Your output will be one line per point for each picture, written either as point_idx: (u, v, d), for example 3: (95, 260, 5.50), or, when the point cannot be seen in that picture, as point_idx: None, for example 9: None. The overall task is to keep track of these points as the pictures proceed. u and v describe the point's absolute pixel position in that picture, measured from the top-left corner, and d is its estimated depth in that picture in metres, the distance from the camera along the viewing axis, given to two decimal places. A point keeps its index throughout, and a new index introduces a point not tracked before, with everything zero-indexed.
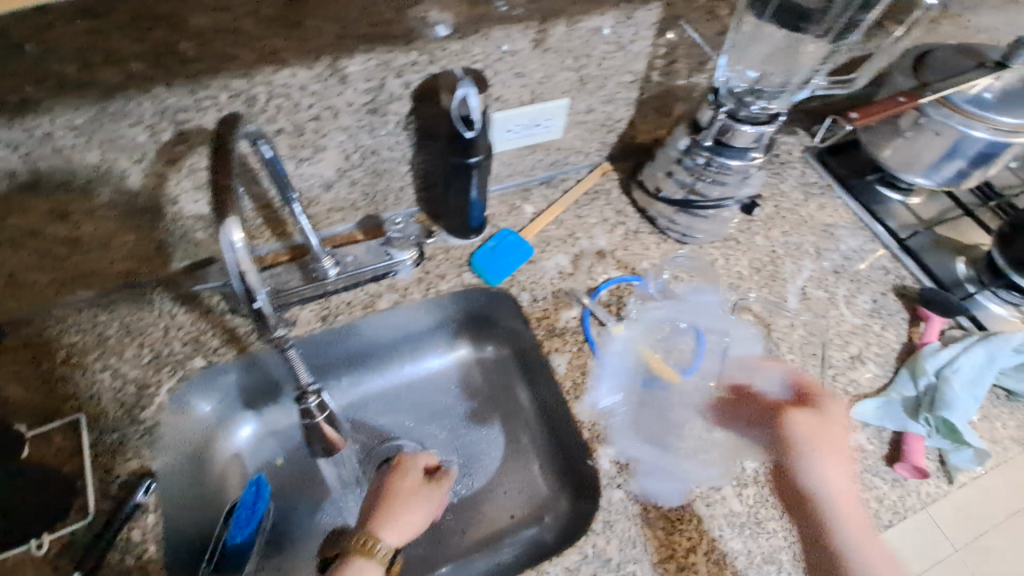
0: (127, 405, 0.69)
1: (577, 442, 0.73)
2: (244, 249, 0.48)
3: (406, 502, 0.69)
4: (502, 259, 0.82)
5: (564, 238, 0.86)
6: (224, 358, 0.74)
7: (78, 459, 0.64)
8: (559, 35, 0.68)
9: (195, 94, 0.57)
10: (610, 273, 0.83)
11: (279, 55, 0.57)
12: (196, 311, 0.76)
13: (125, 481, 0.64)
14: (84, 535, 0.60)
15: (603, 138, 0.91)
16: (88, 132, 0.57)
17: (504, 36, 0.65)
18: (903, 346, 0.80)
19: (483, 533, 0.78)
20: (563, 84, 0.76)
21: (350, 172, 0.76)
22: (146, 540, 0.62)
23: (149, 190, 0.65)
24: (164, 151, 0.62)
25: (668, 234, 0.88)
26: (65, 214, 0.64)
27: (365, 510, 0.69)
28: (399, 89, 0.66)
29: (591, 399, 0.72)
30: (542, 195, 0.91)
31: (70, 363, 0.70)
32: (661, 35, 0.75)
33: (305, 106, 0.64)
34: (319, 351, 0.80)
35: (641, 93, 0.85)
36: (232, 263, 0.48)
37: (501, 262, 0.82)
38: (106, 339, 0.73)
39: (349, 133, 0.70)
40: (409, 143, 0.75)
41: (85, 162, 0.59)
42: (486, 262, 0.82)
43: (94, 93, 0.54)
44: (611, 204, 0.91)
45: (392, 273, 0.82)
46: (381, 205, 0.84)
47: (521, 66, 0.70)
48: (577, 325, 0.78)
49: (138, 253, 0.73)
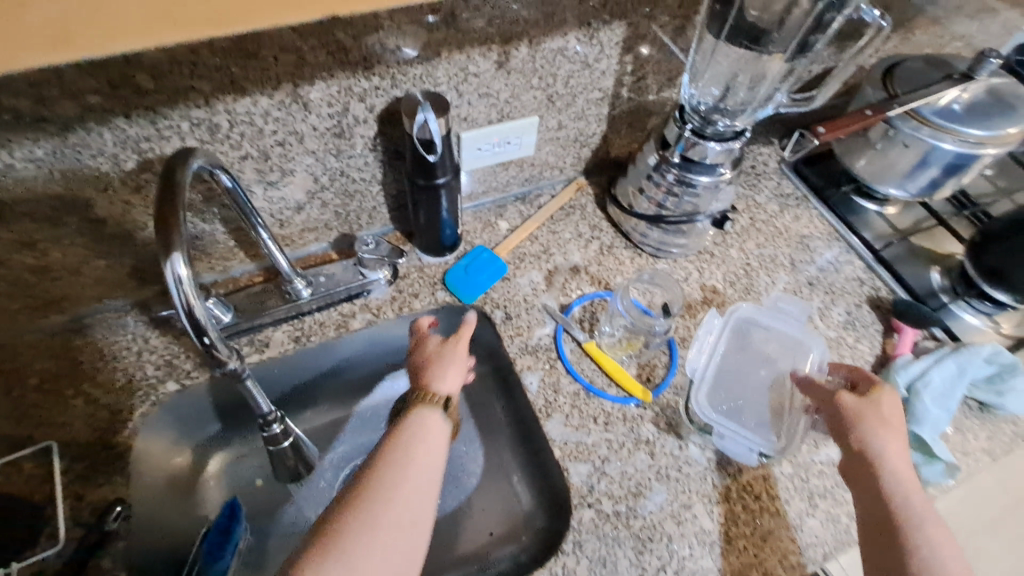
0: (99, 431, 0.69)
1: (549, 460, 0.72)
2: (189, 286, 0.48)
3: (442, 357, 0.66)
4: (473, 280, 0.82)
5: (539, 254, 0.87)
6: (198, 381, 0.74)
7: (49, 486, 0.64)
8: (521, 57, 0.69)
9: (155, 124, 0.58)
10: (583, 289, 0.84)
11: (239, 85, 0.58)
12: (169, 334, 0.76)
13: (95, 508, 0.64)
14: (53, 563, 0.60)
15: (576, 153, 0.91)
16: (49, 164, 0.57)
17: (465, 59, 0.66)
18: (875, 358, 0.80)
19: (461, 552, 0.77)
20: (531, 104, 0.77)
21: (320, 194, 0.76)
22: (114, 567, 0.62)
23: (116, 217, 0.66)
24: (128, 180, 0.62)
25: (643, 248, 0.88)
26: (32, 243, 0.64)
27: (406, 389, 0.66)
28: (362, 113, 0.67)
29: (562, 417, 0.72)
30: (517, 211, 0.92)
31: (44, 389, 0.71)
32: (626, 53, 0.76)
33: (269, 132, 0.65)
34: (289, 372, 0.80)
35: (611, 109, 0.85)
36: (179, 300, 0.49)
37: (472, 283, 0.82)
38: (79, 364, 0.73)
39: (317, 157, 0.71)
40: (378, 164, 0.76)
41: (49, 192, 0.60)
42: (460, 281, 0.82)
43: (53, 127, 0.54)
44: (586, 219, 0.91)
45: (365, 292, 0.82)
46: (355, 224, 0.84)
47: (485, 87, 0.71)
48: (549, 342, 0.78)
49: (109, 278, 0.73)
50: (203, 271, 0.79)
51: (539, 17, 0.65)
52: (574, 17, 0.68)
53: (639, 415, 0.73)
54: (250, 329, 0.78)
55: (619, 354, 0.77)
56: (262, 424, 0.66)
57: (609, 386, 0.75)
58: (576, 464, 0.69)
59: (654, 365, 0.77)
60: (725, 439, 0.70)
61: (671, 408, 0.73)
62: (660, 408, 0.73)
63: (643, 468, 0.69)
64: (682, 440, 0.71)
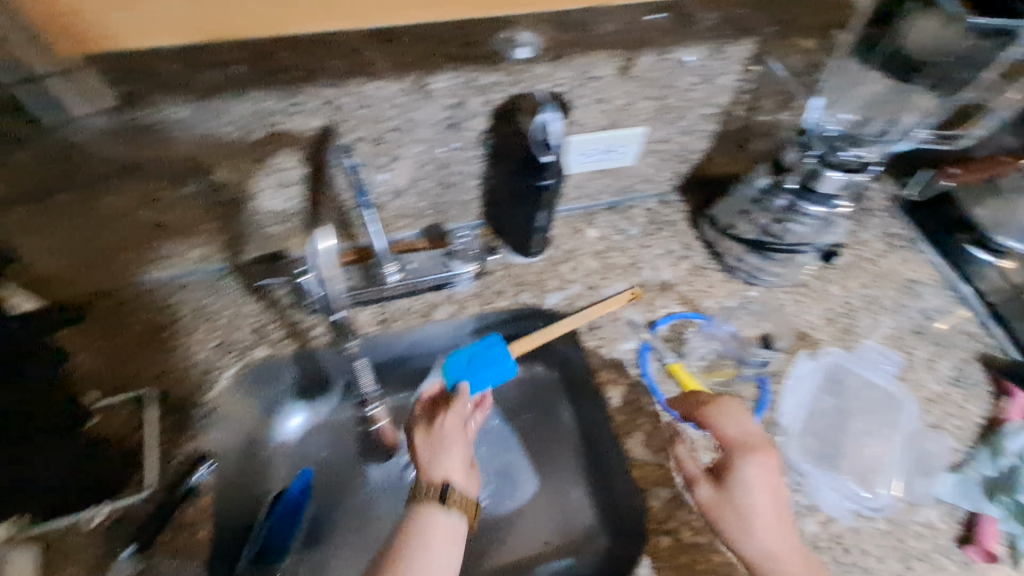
0: (192, 386, 0.72)
1: (623, 478, 0.70)
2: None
3: (442, 441, 0.65)
4: (477, 379, 0.72)
5: (627, 266, 0.85)
6: (286, 352, 0.76)
7: (142, 435, 0.66)
8: (645, 64, 0.67)
9: (288, 100, 0.59)
10: (670, 307, 0.81)
11: (372, 68, 0.59)
12: (263, 302, 0.79)
13: (182, 463, 0.66)
14: (140, 509, 0.62)
15: (676, 168, 0.89)
16: (185, 129, 0.59)
17: (588, 62, 0.64)
18: (985, 420, 0.74)
19: (513, 558, 0.76)
20: (642, 113, 0.75)
21: (420, 182, 0.77)
22: (196, 522, 0.64)
23: (232, 186, 0.68)
24: (250, 153, 0.64)
25: (736, 273, 0.84)
26: (154, 200, 0.66)
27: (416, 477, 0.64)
28: (478, 107, 0.67)
29: (642, 436, 0.70)
30: (607, 220, 0.90)
31: (144, 340, 0.73)
32: (748, 71, 0.74)
33: (388, 118, 0.65)
34: (367, 355, 0.80)
35: (720, 126, 0.82)
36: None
37: (475, 379, 0.72)
38: (177, 319, 0.76)
39: (427, 145, 0.71)
40: (482, 159, 0.76)
41: (178, 157, 0.62)
42: (460, 372, 0.73)
43: (196, 91, 0.55)
44: (678, 235, 0.89)
45: (451, 284, 0.81)
46: (446, 215, 0.84)
47: (602, 92, 0.69)
48: (632, 358, 0.76)
49: (215, 241, 0.76)
50: (299, 245, 0.81)
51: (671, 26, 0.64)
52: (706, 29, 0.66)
53: None
54: (336, 308, 0.79)
55: (706, 381, 0.74)
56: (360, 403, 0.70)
57: None
58: (654, 488, 0.67)
59: (743, 397, 0.73)
60: (821, 491, 0.67)
61: None
62: None
63: None
64: None
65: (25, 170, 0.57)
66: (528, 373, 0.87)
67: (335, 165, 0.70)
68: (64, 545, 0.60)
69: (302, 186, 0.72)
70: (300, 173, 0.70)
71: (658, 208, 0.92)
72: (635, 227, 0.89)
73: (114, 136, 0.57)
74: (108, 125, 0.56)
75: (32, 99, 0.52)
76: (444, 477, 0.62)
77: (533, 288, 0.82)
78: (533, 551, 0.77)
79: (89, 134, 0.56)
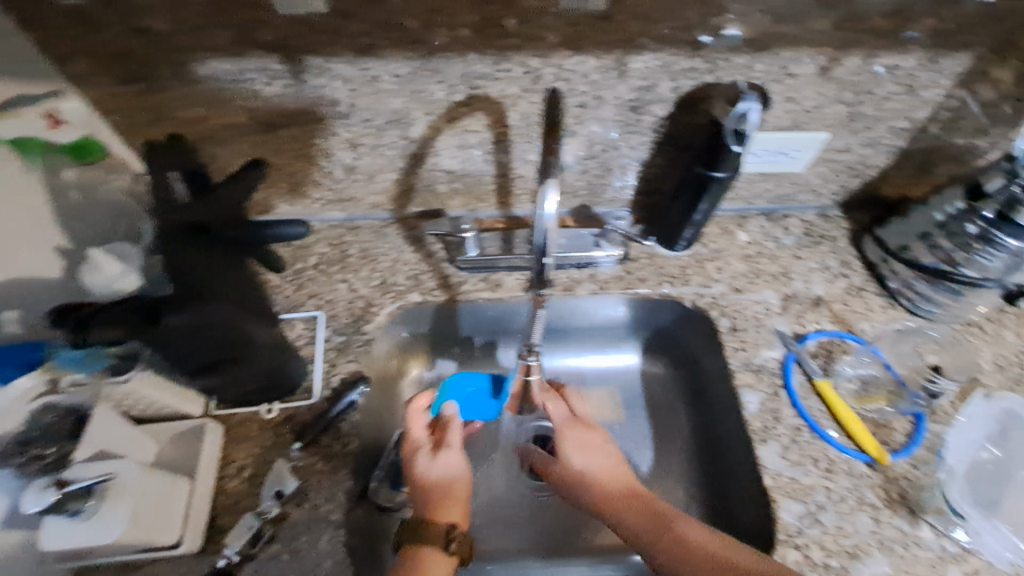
0: (354, 316, 0.78)
1: (752, 483, 0.68)
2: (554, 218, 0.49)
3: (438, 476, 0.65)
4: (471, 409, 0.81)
5: (777, 275, 0.82)
6: (435, 300, 0.80)
7: (312, 348, 0.74)
8: (849, 67, 0.67)
9: (497, 65, 0.65)
10: (821, 324, 0.78)
11: (582, 42, 0.63)
12: (421, 253, 0.84)
13: (342, 380, 0.72)
14: (305, 413, 0.69)
15: (845, 182, 0.85)
16: (402, 84, 0.67)
17: (792, 57, 0.65)
18: None
19: (607, 540, 0.76)
20: (830, 118, 0.73)
21: (586, 161, 0.79)
22: (350, 433, 0.69)
23: (423, 141, 0.74)
24: (448, 111, 0.70)
25: (897, 299, 0.80)
26: (356, 145, 0.74)
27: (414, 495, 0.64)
28: (667, 92, 0.69)
29: (778, 446, 0.68)
30: (760, 226, 0.88)
31: (319, 269, 0.81)
32: (959, 85, 0.70)
33: (579, 93, 0.68)
34: (499, 317, 0.84)
35: (907, 142, 0.78)
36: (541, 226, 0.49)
37: (466, 407, 0.81)
38: (347, 257, 0.83)
39: (605, 125, 0.73)
40: (651, 146, 0.77)
41: (389, 107, 0.69)
42: (456, 392, 0.81)
43: (423, 49, 0.63)
44: (836, 253, 0.85)
45: (594, 265, 0.83)
46: (598, 197, 0.86)
47: (797, 90, 0.69)
48: (775, 367, 0.74)
49: (389, 192, 0.82)
50: (458, 207, 0.86)
51: (888, 29, 0.63)
52: (925, 36, 0.64)
53: (867, 475, 0.66)
54: (486, 268, 0.83)
55: (856, 405, 0.71)
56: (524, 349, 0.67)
57: (837, 434, 0.69)
58: (788, 501, 0.64)
59: (893, 429, 0.69)
60: (987, 539, 0.61)
61: (906, 479, 0.66)
62: (894, 476, 0.66)
63: (864, 532, 0.63)
64: (914, 517, 0.63)
65: (268, 100, 0.67)
66: (642, 371, 0.89)
67: (516, 132, 0.74)
68: (240, 429, 0.68)
69: (480, 150, 0.77)
70: (482, 137, 0.74)
71: (816, 221, 0.88)
72: (790, 237, 0.86)
73: (346, 82, 0.66)
74: (345, 72, 0.65)
75: (291, 42, 0.61)
76: (447, 522, 0.60)
77: (677, 281, 0.82)
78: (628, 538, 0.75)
79: (328, 78, 0.65)
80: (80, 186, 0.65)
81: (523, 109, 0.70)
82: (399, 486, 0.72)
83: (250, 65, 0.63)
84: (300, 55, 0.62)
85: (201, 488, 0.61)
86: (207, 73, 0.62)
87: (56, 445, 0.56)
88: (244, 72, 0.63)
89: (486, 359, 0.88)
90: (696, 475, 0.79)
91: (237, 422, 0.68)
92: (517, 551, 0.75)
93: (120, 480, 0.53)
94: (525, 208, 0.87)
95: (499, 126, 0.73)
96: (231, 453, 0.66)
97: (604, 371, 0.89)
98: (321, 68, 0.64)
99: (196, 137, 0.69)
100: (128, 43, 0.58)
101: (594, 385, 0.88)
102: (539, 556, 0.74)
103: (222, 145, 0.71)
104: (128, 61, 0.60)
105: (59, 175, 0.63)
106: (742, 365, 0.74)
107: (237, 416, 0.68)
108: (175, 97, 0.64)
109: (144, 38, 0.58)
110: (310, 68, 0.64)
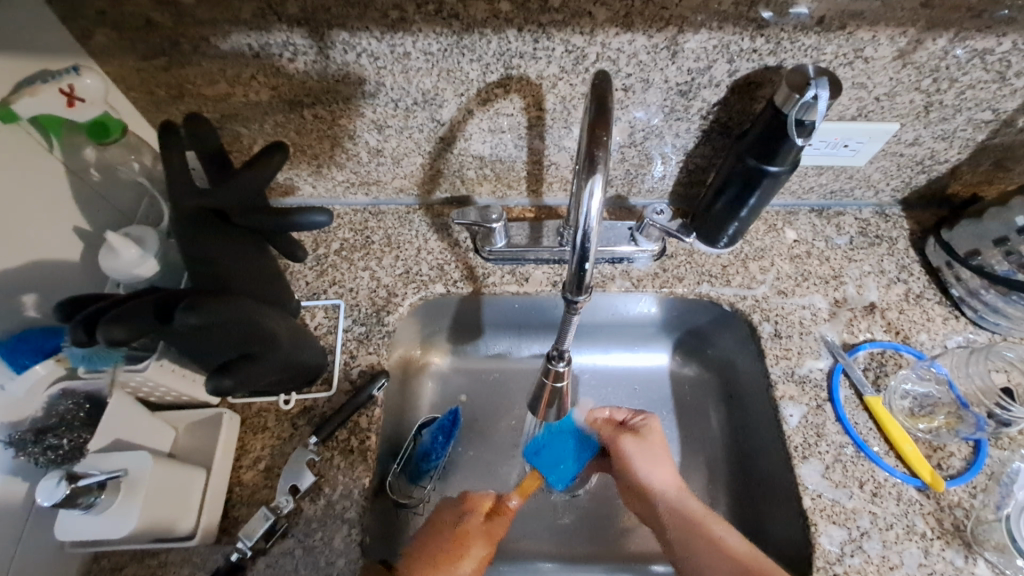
0: (375, 307, 0.74)
1: (788, 503, 0.64)
2: (599, 216, 0.45)
3: (476, 531, 0.61)
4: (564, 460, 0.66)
5: (826, 278, 0.76)
6: (460, 292, 0.76)
7: (333, 338, 0.72)
8: (932, 50, 0.60)
9: (537, 43, 0.60)
10: (874, 334, 0.72)
11: (631, 19, 0.58)
12: (447, 242, 0.80)
13: (363, 373, 0.69)
14: (323, 406, 0.67)
15: (911, 177, 0.77)
16: (433, 60, 0.62)
17: (869, 38, 0.59)
18: None
19: (629, 548, 0.73)
20: (902, 108, 0.67)
21: (625, 150, 0.73)
22: (369, 428, 0.66)
23: (452, 124, 0.70)
24: (482, 93, 0.66)
25: (961, 308, 0.73)
26: (383, 127, 0.70)
27: (443, 517, 0.62)
28: (722, 76, 0.63)
29: (821, 465, 0.63)
30: (811, 222, 0.81)
31: (342, 255, 0.78)
32: None
33: (623, 75, 0.63)
34: (523, 310, 0.81)
35: (988, 137, 0.70)
36: (583, 224, 0.45)
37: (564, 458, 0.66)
38: (371, 243, 0.80)
39: (649, 111, 0.68)
40: (698, 134, 0.71)
41: (418, 87, 0.65)
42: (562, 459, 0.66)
43: (460, 24, 0.58)
44: (894, 255, 0.78)
45: (629, 260, 0.78)
46: (636, 187, 0.80)
47: (871, 76, 0.63)
48: (821, 378, 0.69)
49: (416, 175, 0.78)
50: (486, 193, 0.81)
51: (982, 8, 0.56)
52: None
53: (917, 501, 0.61)
54: (514, 260, 0.78)
55: (908, 425, 0.66)
56: (551, 354, 0.59)
57: (887, 455, 0.64)
58: (830, 526, 0.60)
59: (949, 453, 0.64)
60: None
61: (961, 508, 0.61)
62: (948, 504, 0.61)
63: (911, 564, 0.58)
64: (969, 551, 0.58)
65: (292, 76, 0.64)
66: (671, 372, 0.84)
67: (552, 117, 0.69)
68: (258, 420, 0.66)
69: (512, 134, 0.71)
70: (515, 120, 0.69)
71: (873, 220, 0.81)
72: (842, 237, 0.80)
73: (374, 59, 0.62)
74: (373, 48, 0.61)
75: (318, 15, 0.57)
76: (458, 554, 0.58)
77: (717, 280, 0.76)
78: (652, 547, 0.73)
79: (355, 54, 0.61)
80: (99, 165, 0.65)
81: (562, 91, 0.65)
82: (415, 481, 0.72)
83: (274, 39, 0.60)
84: (326, 29, 0.59)
85: (218, 479, 0.60)
86: (229, 48, 0.61)
87: (75, 434, 0.55)
88: (268, 46, 0.60)
89: (507, 352, 0.85)
90: (724, 485, 0.76)
91: (253, 413, 0.66)
92: (533, 554, 0.72)
93: (133, 474, 0.52)
94: (558, 197, 0.82)
95: (533, 111, 0.68)
96: (247, 443, 0.65)
97: (632, 370, 0.85)
98: (348, 43, 0.60)
99: (219, 115, 0.68)
100: (150, 16, 0.57)
101: (620, 385, 0.84)
102: (560, 559, 0.72)
103: (246, 124, 0.69)
104: (155, 35, 0.59)
105: (81, 156, 0.62)
106: (786, 376, 0.69)
107: (254, 406, 0.67)
108: (197, 73, 0.63)
109: (169, 11, 0.57)
110: (336, 44, 0.60)
